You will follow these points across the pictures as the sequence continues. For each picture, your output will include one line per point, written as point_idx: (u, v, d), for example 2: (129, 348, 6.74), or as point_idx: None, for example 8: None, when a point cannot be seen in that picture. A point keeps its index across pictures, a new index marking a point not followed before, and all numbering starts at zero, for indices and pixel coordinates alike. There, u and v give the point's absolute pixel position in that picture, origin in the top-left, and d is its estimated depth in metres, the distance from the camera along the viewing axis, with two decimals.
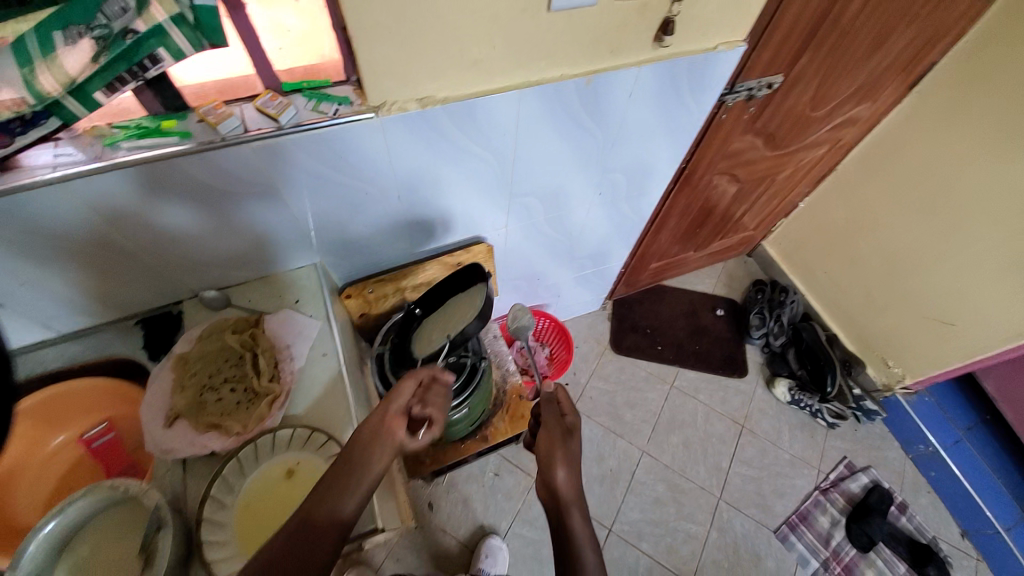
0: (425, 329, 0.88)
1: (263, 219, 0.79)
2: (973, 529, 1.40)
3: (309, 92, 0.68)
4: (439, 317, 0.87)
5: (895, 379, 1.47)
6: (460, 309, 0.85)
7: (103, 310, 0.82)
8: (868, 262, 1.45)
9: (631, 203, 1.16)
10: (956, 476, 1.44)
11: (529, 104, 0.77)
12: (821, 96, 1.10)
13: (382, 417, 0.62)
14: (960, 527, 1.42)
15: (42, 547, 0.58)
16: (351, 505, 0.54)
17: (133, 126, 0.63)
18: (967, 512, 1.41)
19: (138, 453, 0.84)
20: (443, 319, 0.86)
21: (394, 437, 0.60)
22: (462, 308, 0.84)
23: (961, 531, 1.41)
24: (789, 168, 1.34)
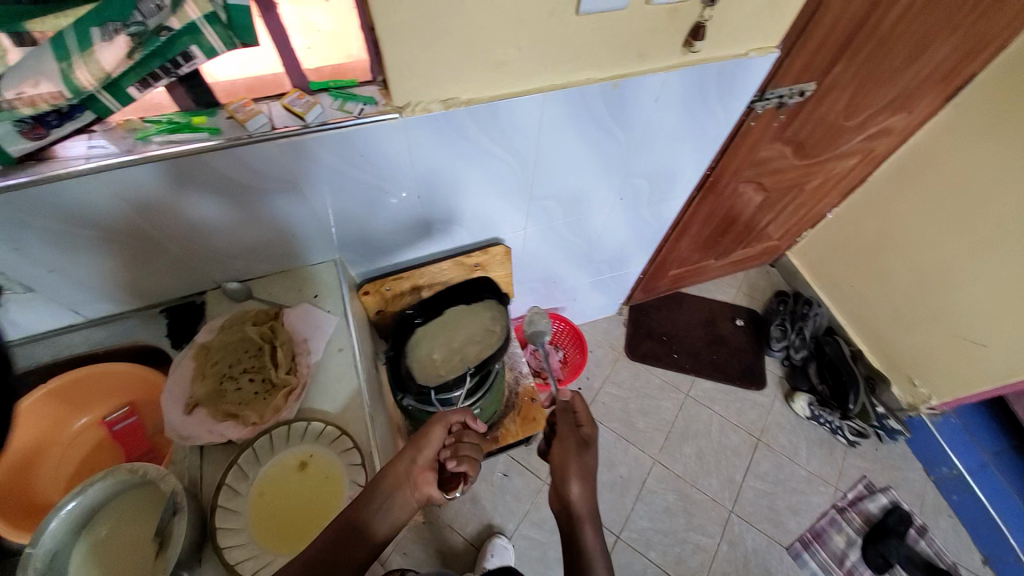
0: (426, 340, 0.96)
1: (285, 214, 0.80)
2: (995, 556, 1.34)
3: (335, 91, 0.69)
4: (449, 333, 0.97)
5: (920, 399, 1.41)
6: (472, 329, 0.98)
7: (130, 297, 0.85)
8: (898, 278, 1.39)
9: (653, 208, 1.14)
10: (982, 502, 1.38)
11: (553, 107, 0.77)
12: (855, 105, 1.06)
13: (412, 469, 0.64)
14: (982, 554, 1.35)
15: (63, 525, 0.60)
16: (383, 530, 0.60)
17: (165, 121, 0.65)
18: (991, 540, 1.35)
19: (156, 438, 0.86)
20: (453, 336, 0.97)
21: (421, 491, 0.64)
22: (483, 331, 0.98)
23: (982, 559, 1.34)
24: (818, 177, 1.30)
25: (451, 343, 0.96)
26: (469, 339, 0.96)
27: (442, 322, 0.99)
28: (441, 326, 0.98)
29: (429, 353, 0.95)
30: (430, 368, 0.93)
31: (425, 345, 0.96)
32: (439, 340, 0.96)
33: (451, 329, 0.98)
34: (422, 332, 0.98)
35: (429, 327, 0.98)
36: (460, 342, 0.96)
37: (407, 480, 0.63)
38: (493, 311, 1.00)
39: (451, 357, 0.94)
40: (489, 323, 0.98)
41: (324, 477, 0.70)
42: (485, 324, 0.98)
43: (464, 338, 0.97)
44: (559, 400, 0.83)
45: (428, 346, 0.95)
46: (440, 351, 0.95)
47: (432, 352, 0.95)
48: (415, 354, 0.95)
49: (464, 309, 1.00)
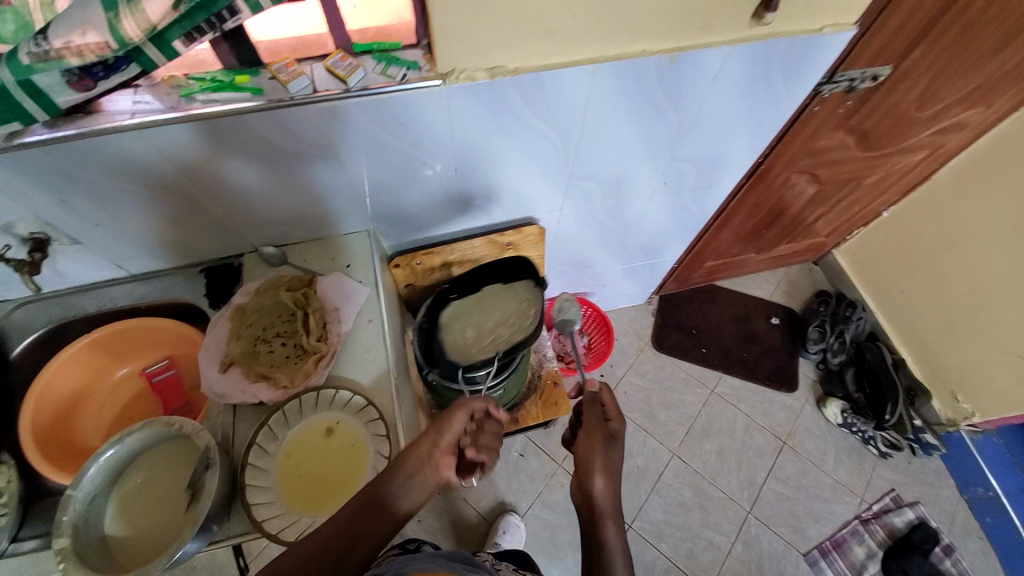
0: (461, 315, 0.95)
1: (321, 181, 0.79)
2: None
3: (379, 54, 0.67)
4: (483, 311, 0.95)
5: (962, 414, 1.33)
6: (507, 309, 0.95)
7: (169, 255, 0.87)
8: (954, 286, 1.29)
9: (696, 196, 1.08)
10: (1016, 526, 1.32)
11: (604, 79, 0.72)
12: (930, 95, 0.96)
13: (433, 450, 0.60)
14: None
15: (102, 470, 0.64)
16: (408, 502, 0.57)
17: (208, 79, 0.64)
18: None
19: (191, 392, 0.89)
20: (485, 314, 0.94)
21: (438, 475, 0.59)
22: (517, 313, 0.94)
23: None
24: (877, 172, 1.21)
25: (485, 322, 0.94)
26: (503, 320, 0.94)
27: (477, 298, 0.97)
28: (477, 302, 0.96)
29: (462, 330, 0.93)
30: (460, 345, 0.91)
31: (459, 323, 0.94)
32: (474, 316, 0.94)
33: (487, 305, 0.96)
34: (457, 306, 0.96)
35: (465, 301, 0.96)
36: (493, 319, 0.94)
37: (430, 463, 0.59)
38: (532, 295, 0.97)
39: (481, 337, 0.92)
40: (525, 305, 0.95)
41: (349, 445, 0.71)
42: (521, 307, 0.95)
43: (500, 317, 0.95)
44: (587, 390, 0.82)
45: (462, 322, 0.94)
46: (473, 331, 0.93)
47: (466, 330, 0.93)
48: (448, 330, 0.93)
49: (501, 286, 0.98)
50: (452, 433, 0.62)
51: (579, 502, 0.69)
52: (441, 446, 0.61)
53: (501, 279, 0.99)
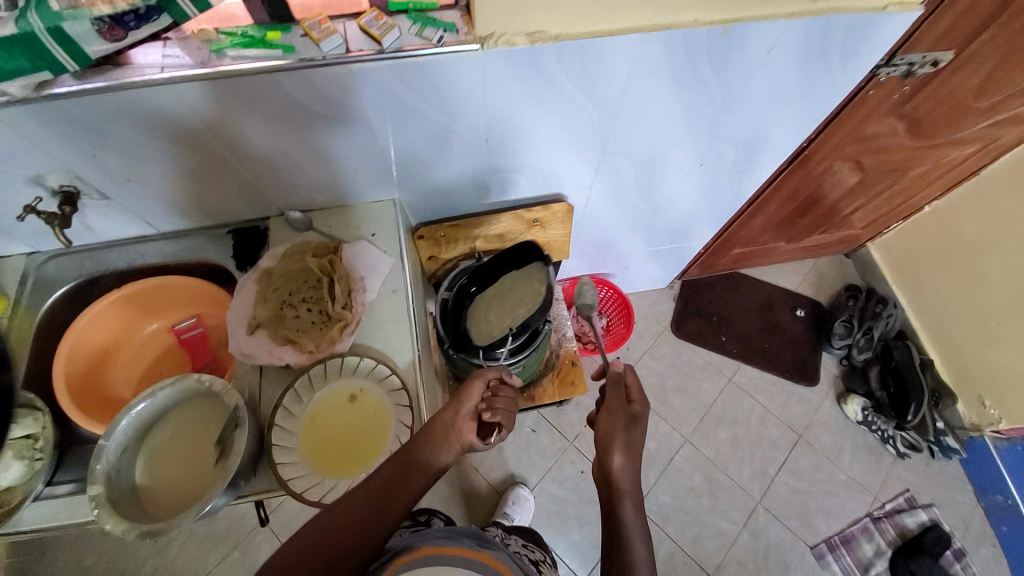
0: (479, 301, 0.99)
1: (348, 146, 0.78)
2: None
3: (414, 14, 0.64)
4: (501, 295, 0.99)
5: (987, 420, 1.30)
6: (519, 291, 0.98)
7: (196, 215, 0.87)
8: (993, 287, 1.23)
9: (732, 179, 1.04)
10: None
11: (652, 47, 0.68)
12: (995, 82, 0.89)
13: (455, 417, 0.64)
14: None
15: (132, 423, 0.66)
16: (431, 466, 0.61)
17: (239, 34, 0.63)
18: None
19: (217, 350, 0.91)
20: (501, 299, 0.98)
21: (461, 439, 0.64)
22: (529, 292, 0.97)
23: None
24: (926, 163, 1.14)
25: (501, 306, 0.98)
26: (516, 301, 0.97)
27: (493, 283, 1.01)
28: (493, 288, 1.00)
29: (483, 317, 0.98)
30: (487, 331, 0.96)
31: (482, 309, 0.99)
32: (491, 301, 0.99)
33: (504, 289, 0.99)
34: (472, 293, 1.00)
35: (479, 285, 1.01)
36: (509, 301, 0.98)
37: (452, 430, 0.64)
38: (539, 274, 0.97)
39: (502, 318, 0.96)
40: (533, 286, 0.97)
41: (372, 412, 0.72)
42: (531, 287, 0.97)
43: (515, 296, 0.97)
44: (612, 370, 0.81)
45: (482, 307, 0.99)
46: (493, 315, 0.97)
47: (487, 315, 0.98)
48: (471, 316, 0.99)
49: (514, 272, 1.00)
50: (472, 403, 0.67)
51: (598, 479, 0.70)
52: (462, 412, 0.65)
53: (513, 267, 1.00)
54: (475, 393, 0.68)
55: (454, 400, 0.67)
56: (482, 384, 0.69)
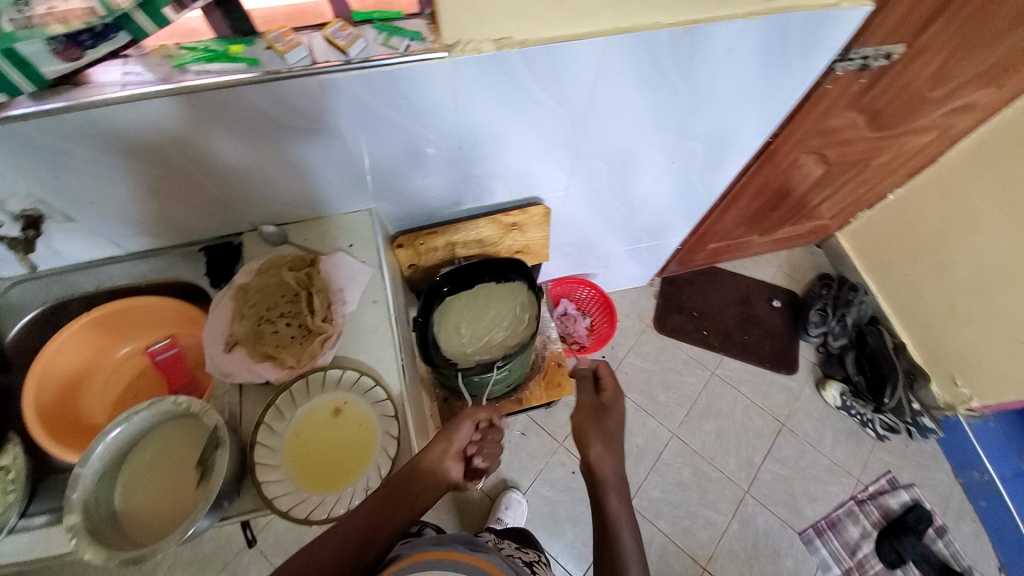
0: (452, 312, 0.98)
1: (321, 158, 0.78)
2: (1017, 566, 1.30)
3: (380, 24, 0.65)
4: (477, 313, 0.98)
5: (961, 399, 1.34)
6: (503, 307, 0.99)
7: (167, 234, 0.86)
8: (959, 270, 1.29)
9: (703, 175, 1.07)
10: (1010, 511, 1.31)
11: (614, 53, 0.70)
12: (945, 73, 0.94)
13: (443, 454, 0.66)
14: (1000, 561, 1.33)
15: (109, 449, 0.64)
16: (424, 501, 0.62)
17: (201, 48, 0.62)
18: (1014, 548, 1.31)
19: (195, 370, 0.90)
20: (479, 317, 0.98)
21: (448, 476, 0.64)
22: (512, 316, 0.99)
23: (1000, 566, 1.33)
24: (886, 154, 1.19)
25: (478, 325, 0.97)
26: (495, 325, 0.98)
27: (473, 292, 1.01)
28: (470, 301, 0.99)
29: (455, 329, 0.97)
30: (455, 346, 0.96)
31: (453, 319, 0.98)
32: (466, 315, 0.98)
33: (484, 305, 0.99)
34: (448, 301, 0.99)
35: (457, 294, 1.00)
36: (487, 321, 0.98)
37: (441, 465, 0.64)
38: (526, 299, 1.00)
39: (478, 336, 0.97)
40: (518, 307, 0.99)
41: (357, 426, 0.71)
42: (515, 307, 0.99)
43: (495, 318, 0.98)
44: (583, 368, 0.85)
45: (454, 318, 0.98)
46: (467, 332, 0.97)
47: (459, 328, 0.97)
48: (441, 324, 0.98)
49: (498, 284, 1.02)
50: (462, 440, 0.68)
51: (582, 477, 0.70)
52: (453, 452, 0.67)
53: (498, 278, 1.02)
54: (466, 427, 0.70)
55: (443, 434, 0.68)
56: (471, 415, 0.72)
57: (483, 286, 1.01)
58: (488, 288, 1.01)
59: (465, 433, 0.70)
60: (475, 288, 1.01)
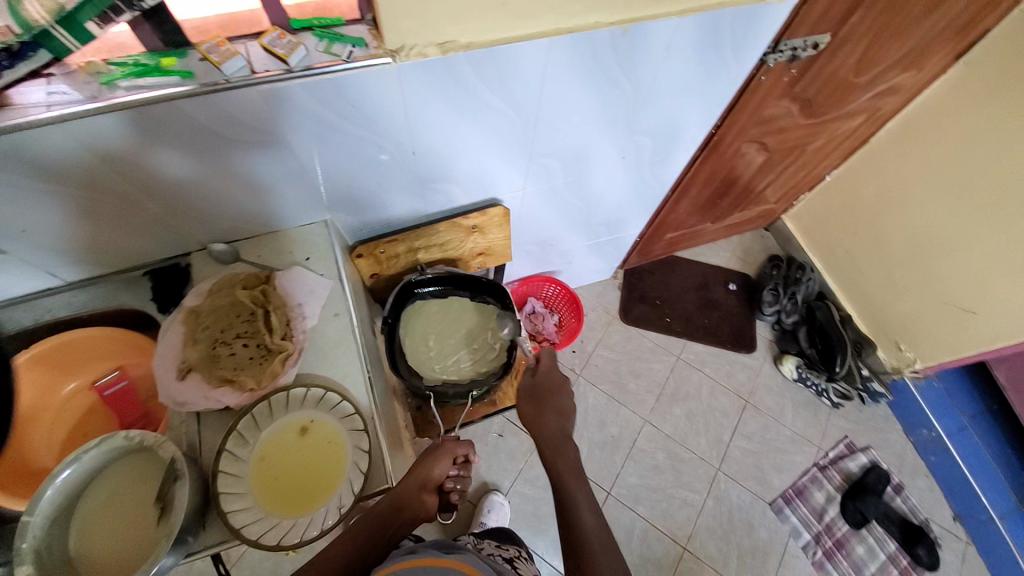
0: (424, 324, 1.05)
1: (269, 170, 0.75)
2: (966, 513, 1.41)
3: (320, 31, 0.64)
4: (447, 329, 1.06)
5: (905, 362, 1.44)
6: (472, 331, 1.06)
7: (107, 260, 0.80)
8: (892, 244, 1.39)
9: (654, 168, 1.11)
10: (956, 461, 1.44)
11: (559, 52, 0.71)
12: (867, 61, 1.02)
13: (418, 486, 0.69)
14: (954, 510, 1.43)
15: (60, 492, 0.59)
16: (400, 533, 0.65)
17: (131, 63, 0.59)
18: (962, 497, 1.42)
19: (149, 402, 0.84)
20: (450, 333, 1.05)
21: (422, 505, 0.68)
22: (481, 340, 1.06)
23: (954, 514, 1.42)
24: (821, 138, 1.27)
25: (448, 341, 1.04)
26: (464, 345, 1.04)
27: (449, 306, 1.08)
28: (443, 317, 1.06)
29: (425, 339, 1.04)
30: (421, 356, 1.03)
31: (421, 330, 1.05)
32: (438, 328, 1.05)
33: (456, 322, 1.06)
34: (423, 312, 1.06)
35: (432, 308, 1.07)
36: (458, 338, 1.05)
37: (416, 497, 0.68)
38: (497, 328, 1.07)
39: (444, 353, 1.04)
40: (488, 333, 1.06)
41: (326, 443, 0.69)
42: (485, 333, 1.06)
43: (464, 337, 1.05)
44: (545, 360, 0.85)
45: (425, 328, 1.05)
46: (437, 346, 1.04)
47: (429, 340, 1.04)
48: (411, 332, 1.04)
49: (473, 303, 1.09)
50: (439, 471, 0.73)
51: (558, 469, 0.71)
52: (429, 485, 0.70)
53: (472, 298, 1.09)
54: (441, 459, 0.74)
55: (419, 469, 0.72)
56: (445, 447, 0.76)
57: (458, 304, 1.08)
58: (463, 305, 1.08)
59: (441, 465, 0.74)
60: (450, 304, 1.08)
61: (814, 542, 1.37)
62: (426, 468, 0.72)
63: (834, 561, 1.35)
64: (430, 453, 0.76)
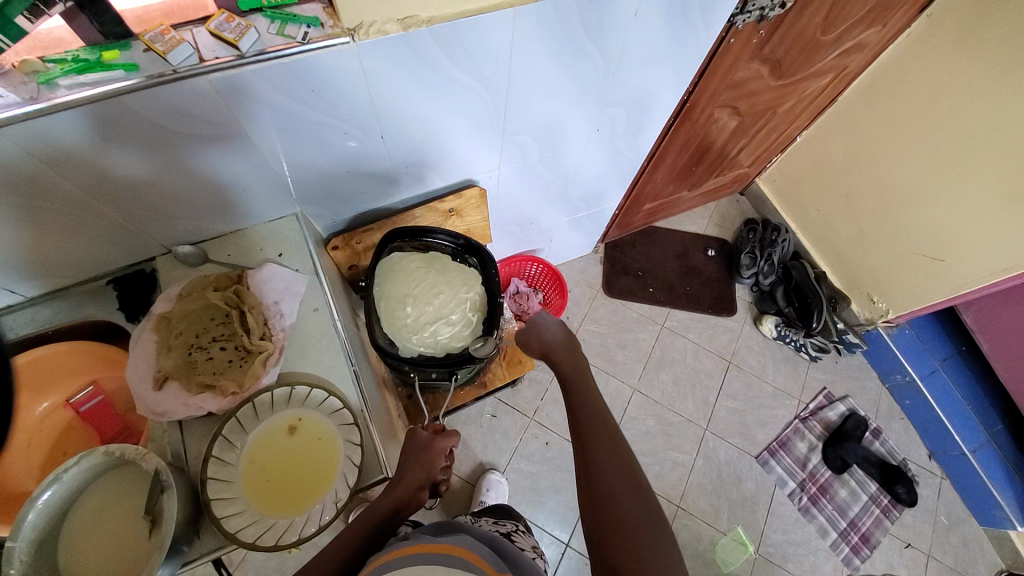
0: (400, 286, 0.92)
1: (230, 165, 0.71)
2: (941, 450, 1.50)
3: (270, 11, 0.59)
4: (426, 292, 0.93)
5: (878, 314, 1.49)
6: (450, 300, 0.94)
7: (67, 273, 0.77)
8: (862, 200, 1.42)
9: (629, 140, 1.10)
10: (929, 402, 1.49)
11: (524, 24, 0.68)
12: (834, 17, 1.01)
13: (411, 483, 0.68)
14: (929, 449, 1.52)
15: (43, 515, 0.57)
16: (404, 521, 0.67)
17: (70, 59, 0.54)
18: (936, 436, 1.50)
19: (127, 415, 0.82)
20: (429, 296, 0.93)
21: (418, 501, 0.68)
22: (461, 311, 0.94)
23: (928, 453, 1.52)
24: (791, 99, 1.27)
25: (426, 306, 0.92)
26: (443, 314, 0.93)
27: (431, 267, 0.96)
28: (423, 280, 0.94)
29: (401, 302, 0.91)
30: (395, 321, 0.91)
31: (398, 292, 0.92)
32: (417, 291, 0.92)
33: (436, 287, 0.94)
34: (402, 270, 0.93)
35: (412, 268, 0.94)
36: (437, 305, 0.93)
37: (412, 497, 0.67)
38: (479, 299, 0.96)
39: (420, 323, 0.91)
40: (469, 304, 0.95)
41: (315, 439, 0.68)
42: (464, 306, 0.94)
43: (443, 305, 0.93)
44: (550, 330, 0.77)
45: (403, 290, 0.92)
46: (414, 312, 0.92)
47: (405, 304, 0.91)
48: (387, 294, 0.92)
49: (453, 265, 0.97)
50: (432, 470, 0.72)
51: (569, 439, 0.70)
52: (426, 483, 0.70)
53: (452, 260, 0.98)
54: (436, 456, 0.73)
55: (415, 467, 0.70)
56: (438, 444, 0.74)
57: (439, 266, 0.96)
58: (444, 268, 0.96)
59: (437, 464, 0.73)
60: (432, 264, 0.96)
61: (799, 489, 1.44)
62: (423, 466, 0.71)
63: (819, 505, 1.43)
64: (419, 447, 0.74)
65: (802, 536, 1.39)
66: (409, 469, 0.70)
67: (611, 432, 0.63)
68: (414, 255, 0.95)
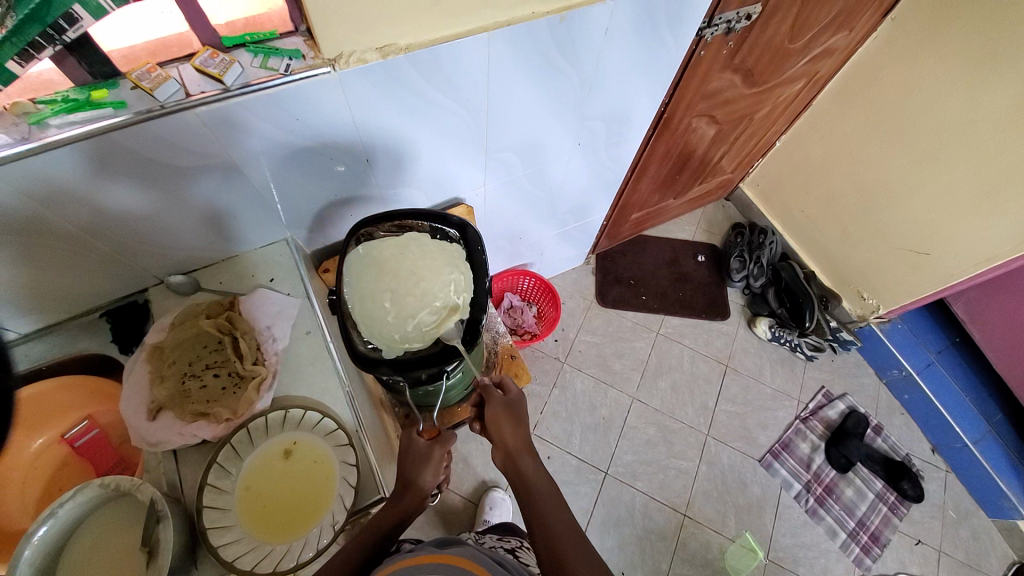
0: (371, 277, 0.72)
1: (220, 194, 0.73)
2: (943, 444, 1.49)
3: (253, 47, 0.61)
4: (403, 279, 0.71)
5: (870, 309, 1.51)
6: (432, 283, 0.72)
7: (61, 308, 0.77)
8: (845, 198, 1.45)
9: (610, 152, 1.12)
10: (928, 396, 1.49)
11: (501, 47, 0.71)
12: (799, 26, 1.05)
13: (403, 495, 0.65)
14: (931, 443, 1.52)
15: (38, 552, 0.57)
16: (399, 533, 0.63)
17: (60, 99, 0.55)
18: (938, 429, 1.49)
19: (124, 448, 0.81)
20: (408, 285, 0.71)
21: (421, 506, 0.66)
22: (447, 295, 0.72)
23: (932, 447, 1.51)
24: (767, 105, 1.32)
25: (405, 299, 0.71)
26: (426, 303, 0.71)
27: (406, 249, 0.74)
28: (400, 269, 0.72)
29: (376, 297, 0.71)
30: (375, 321, 0.70)
31: (371, 285, 0.71)
32: (396, 283, 0.71)
33: (416, 274, 0.72)
34: (374, 261, 0.73)
35: (385, 257, 0.73)
36: (419, 293, 0.71)
37: (412, 504, 0.65)
38: (465, 279, 0.75)
39: (400, 320, 0.70)
40: (455, 286, 0.74)
41: (311, 463, 0.69)
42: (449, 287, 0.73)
43: (426, 291, 0.72)
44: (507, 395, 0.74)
45: (377, 283, 0.71)
46: (392, 306, 0.70)
47: (382, 300, 0.71)
48: (360, 292, 0.72)
49: (433, 244, 0.76)
50: (433, 480, 0.68)
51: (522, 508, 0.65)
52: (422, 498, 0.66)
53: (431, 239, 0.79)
54: (436, 467, 0.68)
55: (407, 480, 0.67)
56: (437, 453, 0.68)
57: (415, 248, 0.75)
58: (423, 245, 0.75)
59: (439, 468, 0.69)
60: (407, 246, 0.74)
61: (805, 491, 1.42)
62: (421, 481, 0.66)
63: (826, 506, 1.41)
64: (417, 458, 0.69)
65: (812, 538, 1.37)
66: (408, 482, 0.67)
67: (576, 532, 0.61)
68: (386, 240, 0.75)
